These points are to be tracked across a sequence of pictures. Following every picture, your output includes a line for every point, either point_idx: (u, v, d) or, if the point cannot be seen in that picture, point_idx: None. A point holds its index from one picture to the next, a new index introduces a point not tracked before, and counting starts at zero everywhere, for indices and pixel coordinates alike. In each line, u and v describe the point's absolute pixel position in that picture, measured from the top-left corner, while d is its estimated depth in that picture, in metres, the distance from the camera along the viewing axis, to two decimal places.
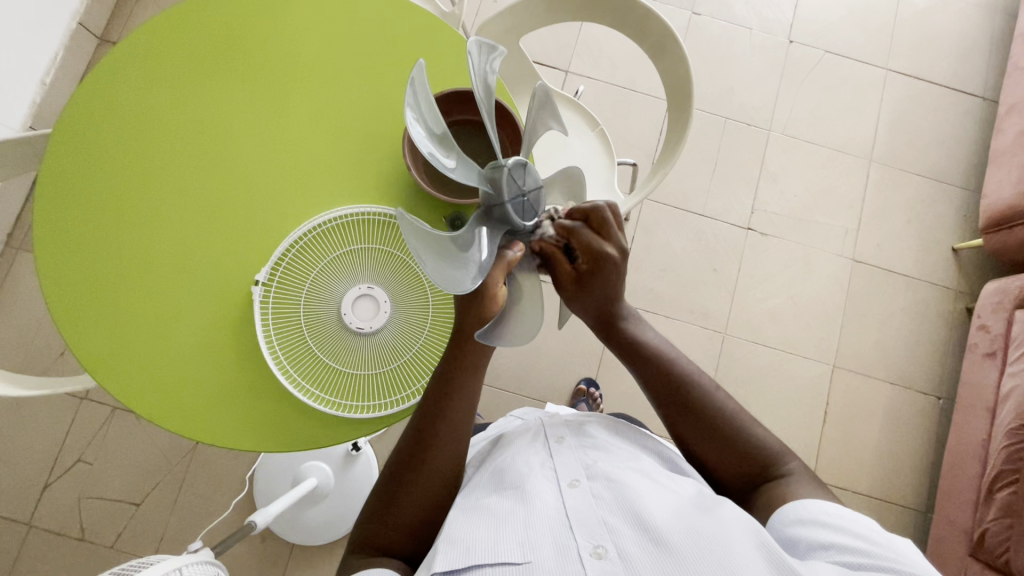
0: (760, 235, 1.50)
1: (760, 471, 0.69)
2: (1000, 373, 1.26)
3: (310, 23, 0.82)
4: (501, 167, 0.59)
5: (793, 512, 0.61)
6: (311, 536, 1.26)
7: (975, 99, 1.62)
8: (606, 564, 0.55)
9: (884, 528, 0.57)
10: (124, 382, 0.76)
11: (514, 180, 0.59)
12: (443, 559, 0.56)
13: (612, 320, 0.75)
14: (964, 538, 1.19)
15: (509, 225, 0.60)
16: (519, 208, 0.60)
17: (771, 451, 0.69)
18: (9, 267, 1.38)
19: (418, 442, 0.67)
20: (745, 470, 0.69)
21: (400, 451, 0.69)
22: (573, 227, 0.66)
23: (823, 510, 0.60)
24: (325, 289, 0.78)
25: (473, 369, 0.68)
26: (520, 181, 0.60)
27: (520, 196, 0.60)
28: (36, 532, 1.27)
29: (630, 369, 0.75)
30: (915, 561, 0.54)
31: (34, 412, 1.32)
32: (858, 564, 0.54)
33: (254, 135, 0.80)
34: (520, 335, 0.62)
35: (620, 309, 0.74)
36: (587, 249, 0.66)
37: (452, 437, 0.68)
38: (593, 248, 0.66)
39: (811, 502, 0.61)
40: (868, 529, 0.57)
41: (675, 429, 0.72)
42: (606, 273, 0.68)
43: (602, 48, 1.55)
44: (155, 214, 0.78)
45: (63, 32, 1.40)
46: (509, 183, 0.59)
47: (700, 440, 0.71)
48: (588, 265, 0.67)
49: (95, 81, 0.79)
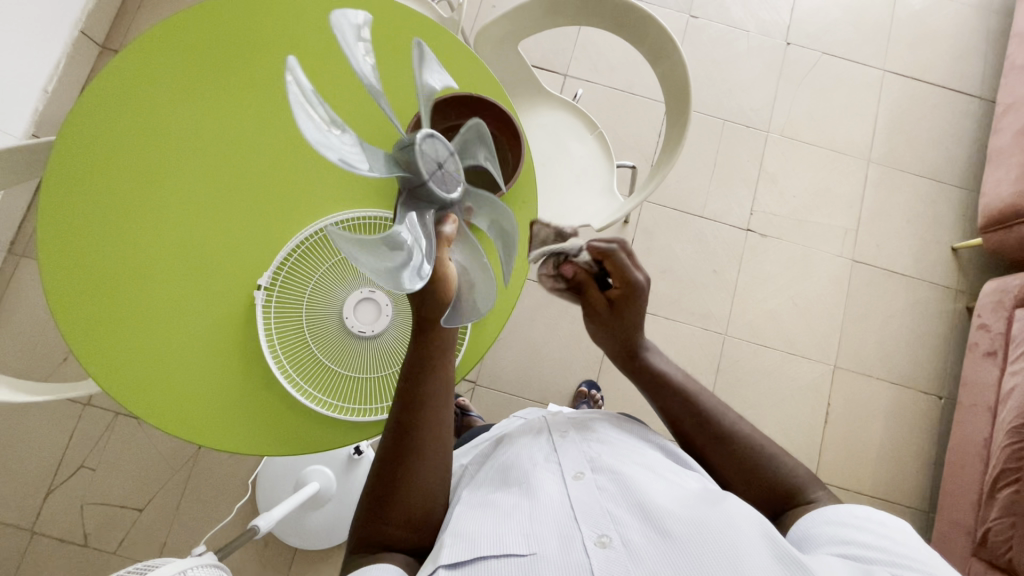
0: (760, 236, 1.51)
1: (787, 495, 0.69)
2: (1001, 372, 1.26)
3: (312, 30, 0.83)
4: (411, 143, 0.56)
5: (818, 515, 0.62)
6: (314, 540, 1.26)
7: (972, 99, 1.63)
8: (611, 553, 0.55)
9: (917, 536, 0.57)
10: (129, 386, 0.76)
11: (427, 156, 0.56)
12: (449, 551, 0.56)
13: (637, 351, 0.78)
14: (968, 538, 1.19)
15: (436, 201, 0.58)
16: (439, 182, 0.57)
17: (801, 479, 0.69)
18: (11, 274, 1.38)
19: (400, 434, 0.66)
20: (771, 494, 0.69)
21: (387, 447, 0.68)
22: (606, 250, 0.74)
23: (850, 512, 0.60)
24: (327, 292, 0.78)
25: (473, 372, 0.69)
26: (432, 154, 0.56)
27: (435, 167, 0.57)
28: (39, 538, 1.28)
29: (656, 403, 0.77)
30: (937, 565, 0.54)
31: (37, 419, 1.32)
32: (872, 559, 0.54)
33: (257, 140, 0.81)
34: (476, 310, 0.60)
35: (638, 343, 0.78)
36: (618, 272, 0.74)
37: (437, 430, 0.67)
38: (624, 273, 0.74)
39: (840, 508, 0.62)
40: (894, 532, 0.57)
41: (698, 448, 0.73)
42: (635, 300, 0.75)
43: (601, 52, 1.56)
44: (160, 220, 0.79)
45: (65, 40, 1.41)
46: (423, 162, 0.56)
47: (721, 454, 0.71)
48: (620, 291, 0.75)
49: (97, 88, 0.80)
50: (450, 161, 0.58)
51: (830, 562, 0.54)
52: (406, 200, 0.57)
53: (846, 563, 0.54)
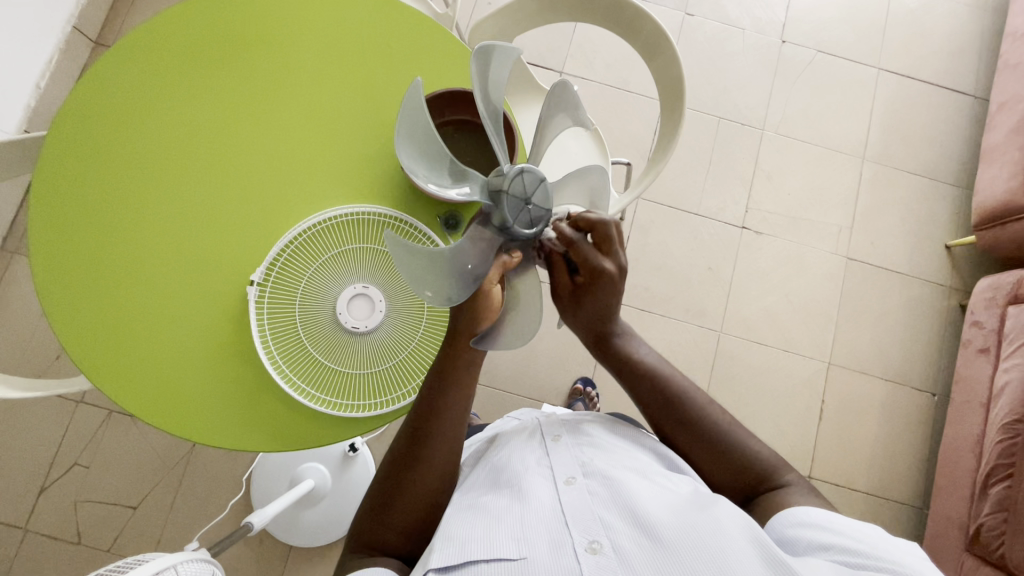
0: (755, 234, 1.51)
1: (758, 481, 0.70)
2: (994, 368, 1.26)
3: (303, 20, 0.83)
4: (511, 170, 0.60)
5: (797, 517, 0.61)
6: (309, 538, 1.26)
7: (966, 97, 1.63)
8: (601, 559, 0.56)
9: (888, 534, 0.58)
10: (115, 377, 0.76)
11: (514, 195, 0.60)
12: (439, 555, 0.57)
13: (609, 334, 0.76)
14: (960, 533, 1.20)
15: (518, 236, 0.62)
16: (524, 217, 0.61)
17: (769, 462, 0.70)
18: (5, 270, 1.37)
19: (411, 441, 0.68)
20: (742, 481, 0.70)
21: (394, 451, 0.69)
22: (573, 238, 0.67)
23: (827, 516, 0.60)
24: (321, 287, 0.78)
25: (474, 369, 0.68)
26: (519, 190, 0.60)
27: (522, 204, 0.60)
28: (32, 536, 1.27)
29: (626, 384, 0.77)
30: (918, 567, 0.54)
31: (30, 416, 1.32)
32: (856, 563, 0.54)
33: (247, 136, 0.80)
34: (511, 339, 0.65)
35: (613, 328, 0.76)
36: (585, 264, 0.67)
37: (440, 438, 0.68)
38: (591, 264, 0.67)
39: (814, 509, 0.62)
40: (872, 533, 0.57)
41: (670, 438, 0.74)
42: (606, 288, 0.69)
43: (596, 49, 1.56)
44: (148, 212, 0.79)
45: (58, 36, 1.40)
46: (509, 201, 0.60)
47: (699, 451, 0.72)
48: (586, 278, 0.69)
49: (92, 82, 0.79)
50: (540, 204, 0.61)
51: (813, 569, 0.54)
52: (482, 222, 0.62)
53: (829, 571, 0.54)
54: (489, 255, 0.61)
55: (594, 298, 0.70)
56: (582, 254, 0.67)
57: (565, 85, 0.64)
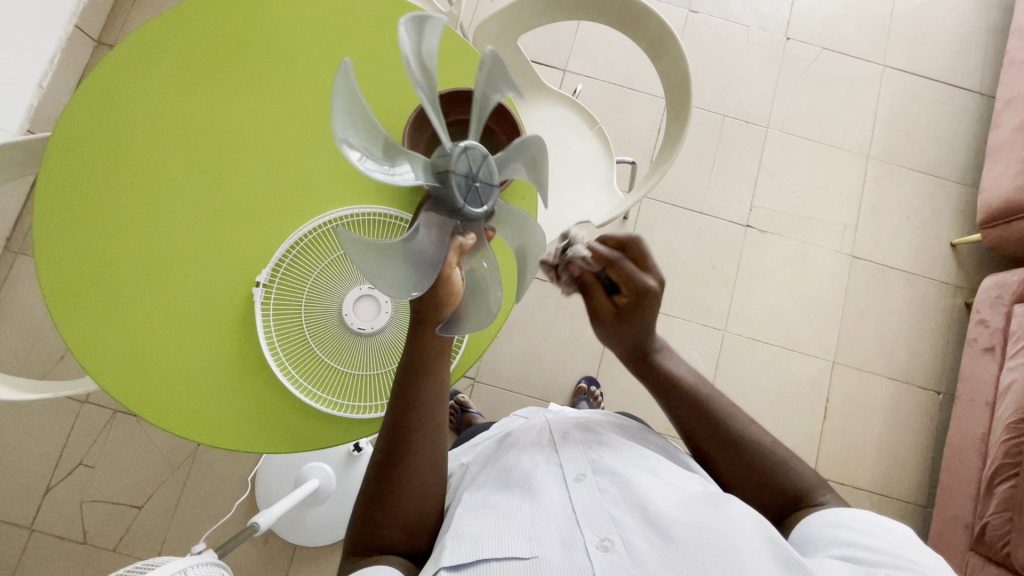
0: (759, 232, 1.51)
1: (794, 499, 0.68)
2: (1000, 367, 1.26)
3: (308, 21, 0.82)
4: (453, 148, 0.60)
5: (823, 518, 0.61)
6: (314, 537, 1.26)
7: (972, 94, 1.62)
8: (612, 557, 0.55)
9: (914, 537, 0.57)
10: (121, 381, 0.76)
11: (460, 174, 0.60)
12: (450, 553, 0.56)
13: (646, 351, 0.77)
14: (965, 532, 1.20)
15: (468, 215, 0.62)
16: (471, 196, 0.61)
17: (806, 481, 0.68)
18: (8, 270, 1.37)
19: (395, 436, 0.67)
20: (775, 497, 0.68)
21: (380, 450, 0.68)
22: (613, 258, 0.72)
23: (850, 516, 0.60)
24: (327, 288, 0.78)
25: (445, 357, 0.68)
26: (463, 168, 0.60)
27: (467, 182, 0.61)
28: (38, 536, 1.27)
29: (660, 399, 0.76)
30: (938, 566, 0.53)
31: (35, 416, 1.32)
32: (872, 562, 0.54)
33: (252, 138, 0.80)
34: (475, 322, 0.64)
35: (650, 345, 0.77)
36: (626, 281, 0.72)
37: (428, 435, 0.67)
38: (633, 281, 0.72)
39: (840, 511, 0.61)
40: (894, 533, 0.57)
41: (698, 447, 0.73)
42: (645, 305, 0.73)
43: (599, 47, 1.55)
44: (153, 214, 0.78)
45: (60, 35, 1.39)
46: (456, 181, 0.60)
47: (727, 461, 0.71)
48: (627, 297, 0.74)
49: (95, 84, 0.79)
50: (485, 180, 0.62)
51: (829, 566, 0.54)
52: (433, 205, 0.61)
53: (845, 568, 0.54)
54: (444, 238, 0.61)
55: (636, 314, 0.74)
56: (622, 272, 0.72)
57: (494, 53, 0.58)
